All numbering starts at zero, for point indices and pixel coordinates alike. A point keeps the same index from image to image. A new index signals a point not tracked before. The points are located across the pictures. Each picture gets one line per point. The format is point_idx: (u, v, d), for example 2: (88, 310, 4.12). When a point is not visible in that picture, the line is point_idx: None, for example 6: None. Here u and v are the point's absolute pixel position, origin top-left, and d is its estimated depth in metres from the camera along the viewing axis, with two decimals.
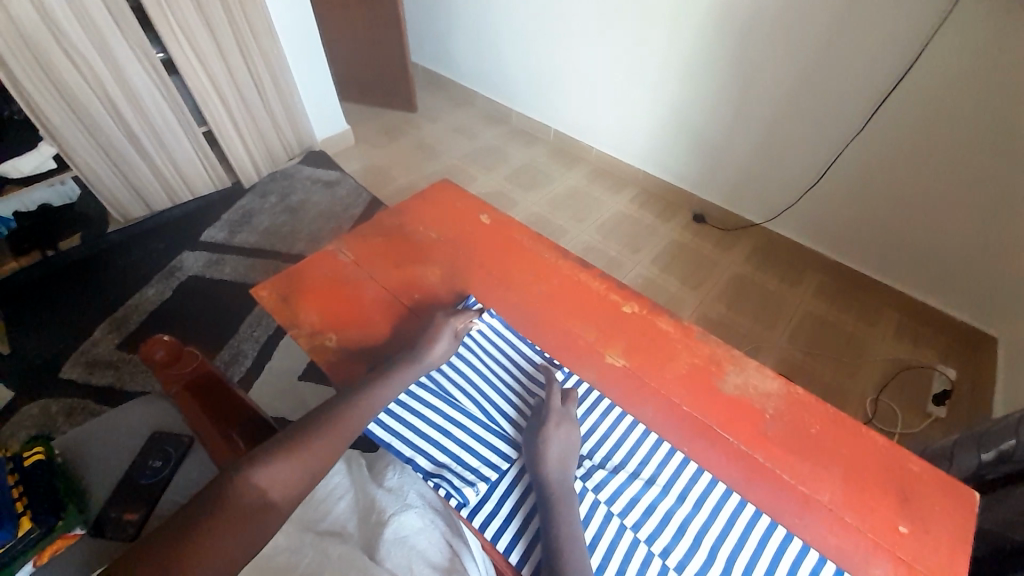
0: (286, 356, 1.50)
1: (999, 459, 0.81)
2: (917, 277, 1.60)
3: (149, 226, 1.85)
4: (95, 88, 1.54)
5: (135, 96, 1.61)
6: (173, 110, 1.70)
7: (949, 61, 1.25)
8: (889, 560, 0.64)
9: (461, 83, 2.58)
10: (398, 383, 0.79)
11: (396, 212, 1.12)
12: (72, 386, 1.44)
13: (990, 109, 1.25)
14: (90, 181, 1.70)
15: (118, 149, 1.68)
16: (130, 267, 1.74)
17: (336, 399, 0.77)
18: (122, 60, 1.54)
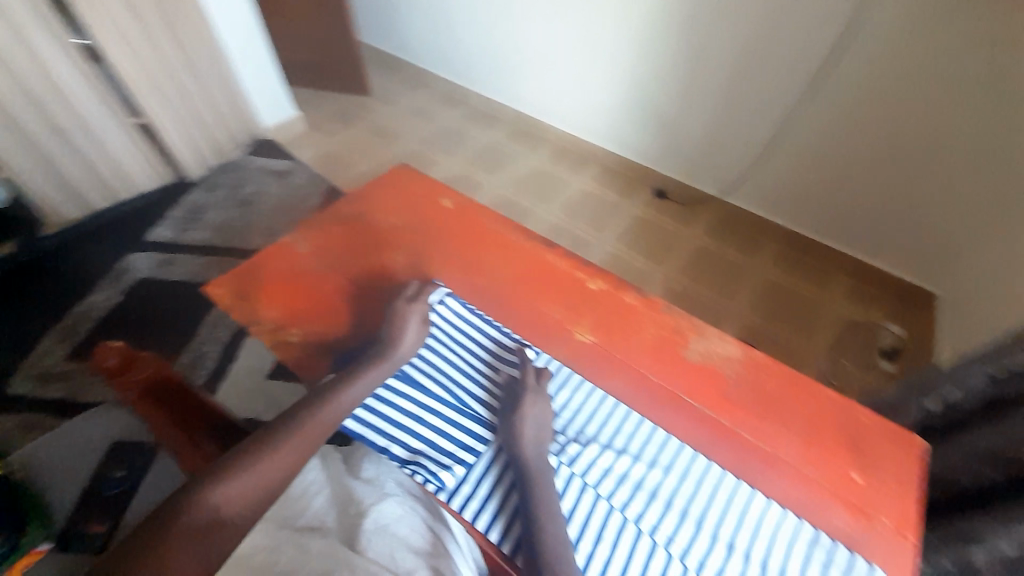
0: (251, 356, 1.45)
1: (944, 407, 0.93)
2: (862, 240, 1.69)
3: (88, 228, 1.73)
4: (11, 80, 1.42)
5: (58, 88, 1.49)
6: (103, 101, 1.58)
7: (886, 30, 1.31)
8: (844, 505, 0.68)
9: (416, 64, 2.50)
10: (370, 373, 0.79)
11: (354, 200, 1.09)
12: (20, 402, 1.35)
13: (924, 76, 1.33)
14: (18, 183, 1.58)
15: (45, 147, 1.56)
16: (71, 273, 1.62)
17: (309, 396, 0.77)
18: (38, 47, 1.41)
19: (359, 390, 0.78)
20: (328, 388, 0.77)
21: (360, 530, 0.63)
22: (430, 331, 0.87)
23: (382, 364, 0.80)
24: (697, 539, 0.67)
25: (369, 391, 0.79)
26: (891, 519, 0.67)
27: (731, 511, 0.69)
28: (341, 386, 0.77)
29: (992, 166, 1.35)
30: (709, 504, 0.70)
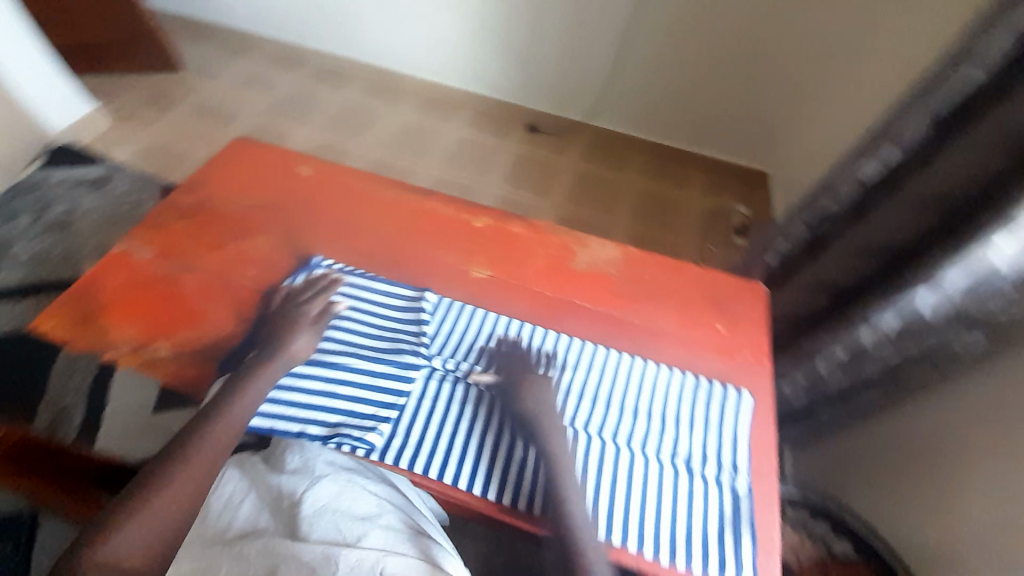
0: (124, 395, 1.25)
1: (782, 260, 1.12)
2: (708, 135, 1.90)
3: None
4: None
5: None
6: None
7: None
8: (717, 351, 0.80)
9: (232, 28, 2.18)
10: (269, 376, 0.71)
11: (192, 190, 0.96)
12: None
13: None
14: None
15: None
16: None
17: (198, 415, 0.67)
18: None
19: (263, 382, 0.71)
20: (227, 387, 0.70)
21: (296, 519, 0.61)
22: (341, 312, 0.80)
23: (286, 352, 0.74)
24: (617, 415, 0.72)
25: (275, 382, 0.72)
26: (751, 351, 0.81)
27: (638, 383, 0.75)
28: (244, 384, 0.70)
29: (787, 43, 1.63)
30: (627, 386, 0.75)
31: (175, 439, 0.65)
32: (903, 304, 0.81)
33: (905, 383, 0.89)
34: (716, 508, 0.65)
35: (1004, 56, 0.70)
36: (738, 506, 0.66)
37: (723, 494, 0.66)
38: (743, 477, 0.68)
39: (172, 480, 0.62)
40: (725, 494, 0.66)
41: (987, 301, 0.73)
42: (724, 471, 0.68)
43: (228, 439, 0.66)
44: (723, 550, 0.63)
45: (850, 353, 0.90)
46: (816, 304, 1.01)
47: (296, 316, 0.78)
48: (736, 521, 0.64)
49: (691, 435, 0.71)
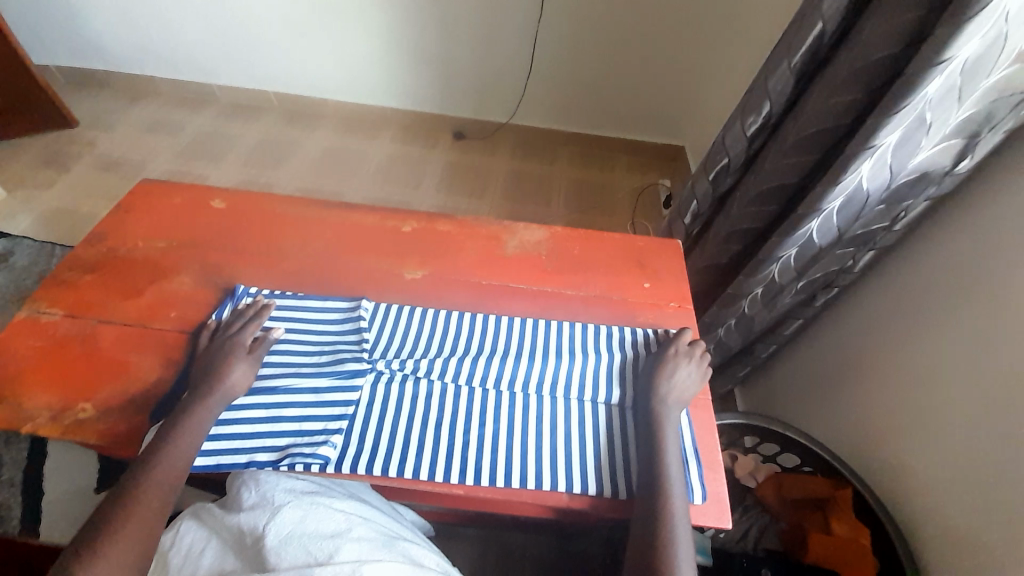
0: (59, 480, 1.15)
1: (695, 217, 1.21)
2: (624, 118, 1.99)
3: None
4: None
5: None
6: None
7: None
8: (647, 308, 0.86)
9: (126, 74, 2.06)
10: (207, 413, 0.68)
11: (99, 242, 0.91)
12: None
13: None
14: None
15: None
16: None
17: (132, 466, 0.63)
18: None
19: (203, 413, 0.68)
20: (165, 429, 0.66)
21: (261, 554, 0.56)
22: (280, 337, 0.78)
23: (223, 386, 0.70)
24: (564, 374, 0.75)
25: (216, 417, 0.69)
26: (677, 301, 0.87)
27: (579, 345, 0.79)
28: (181, 418, 0.67)
29: (681, 22, 1.72)
30: (569, 349, 0.79)
31: (112, 494, 0.61)
32: (798, 237, 0.90)
33: (814, 305, 1.02)
34: (654, 405, 0.70)
35: (843, 12, 0.81)
36: (673, 395, 0.71)
37: (660, 392, 0.71)
38: (675, 373, 0.74)
39: (108, 545, 0.56)
40: (660, 390, 0.72)
41: (862, 220, 0.85)
42: (658, 374, 0.74)
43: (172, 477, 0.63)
44: (670, 436, 0.67)
45: (764, 289, 1.00)
46: (731, 250, 1.09)
47: (223, 350, 0.74)
48: (669, 408, 0.70)
49: (624, 357, 0.78)
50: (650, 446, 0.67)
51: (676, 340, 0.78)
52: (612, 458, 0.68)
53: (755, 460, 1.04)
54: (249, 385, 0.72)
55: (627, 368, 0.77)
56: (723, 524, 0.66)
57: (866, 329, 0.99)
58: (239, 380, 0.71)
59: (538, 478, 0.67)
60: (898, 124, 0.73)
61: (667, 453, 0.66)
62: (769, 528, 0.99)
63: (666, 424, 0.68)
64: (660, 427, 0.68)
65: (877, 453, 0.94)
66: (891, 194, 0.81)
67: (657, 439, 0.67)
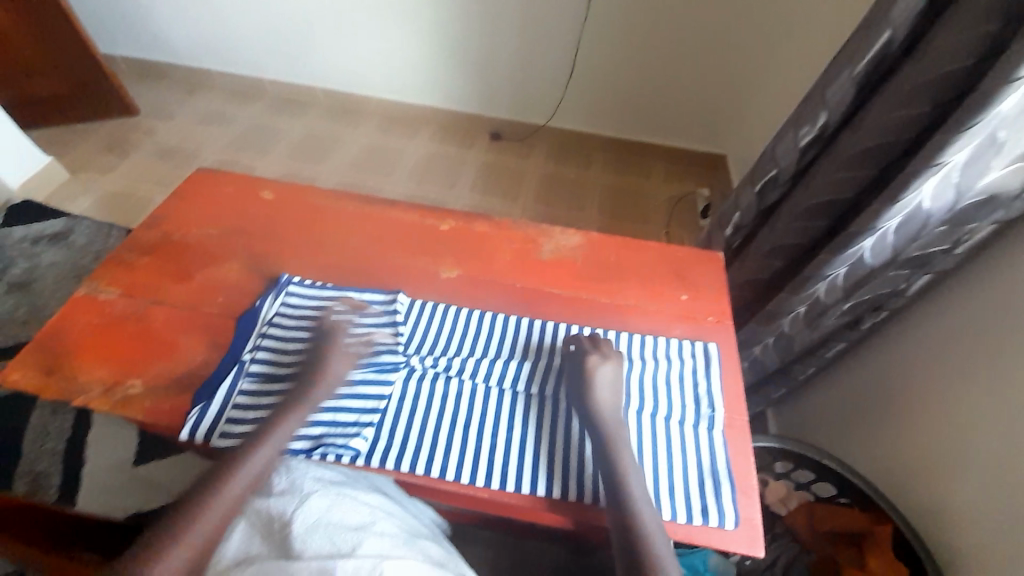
0: (106, 450, 1.23)
1: (736, 229, 1.18)
2: (665, 124, 1.95)
3: None
4: None
5: None
6: None
7: None
8: (683, 321, 0.84)
9: (185, 67, 2.17)
10: (298, 416, 0.69)
11: (155, 226, 0.96)
12: None
13: None
14: None
15: None
16: None
17: (225, 458, 0.66)
18: None
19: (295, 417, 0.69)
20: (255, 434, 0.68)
21: (286, 539, 0.56)
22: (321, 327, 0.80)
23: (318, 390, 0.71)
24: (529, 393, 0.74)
25: (307, 418, 0.70)
26: (715, 316, 0.85)
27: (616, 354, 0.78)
28: (270, 425, 0.68)
29: (729, 31, 1.68)
30: (601, 358, 0.78)
31: (202, 481, 0.63)
32: (849, 256, 0.86)
33: (860, 327, 0.97)
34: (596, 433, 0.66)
35: (913, 20, 0.77)
36: (609, 419, 0.68)
37: (595, 417, 0.68)
38: (602, 392, 0.70)
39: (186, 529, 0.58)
40: (598, 415, 0.68)
41: (919, 242, 0.81)
42: (587, 397, 0.70)
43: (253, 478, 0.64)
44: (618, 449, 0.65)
45: (808, 308, 0.96)
46: (775, 264, 1.05)
47: (322, 351, 0.75)
48: (612, 431, 0.67)
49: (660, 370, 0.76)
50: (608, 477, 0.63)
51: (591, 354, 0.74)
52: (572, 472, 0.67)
53: (786, 487, 0.99)
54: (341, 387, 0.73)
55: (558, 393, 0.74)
56: (755, 552, 0.63)
57: (916, 355, 0.93)
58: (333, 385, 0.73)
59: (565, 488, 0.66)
60: (968, 145, 0.68)
61: (627, 481, 0.62)
62: (799, 558, 0.95)
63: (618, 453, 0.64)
64: (615, 457, 0.64)
65: (920, 488, 0.89)
66: (954, 216, 0.77)
67: (615, 470, 0.63)
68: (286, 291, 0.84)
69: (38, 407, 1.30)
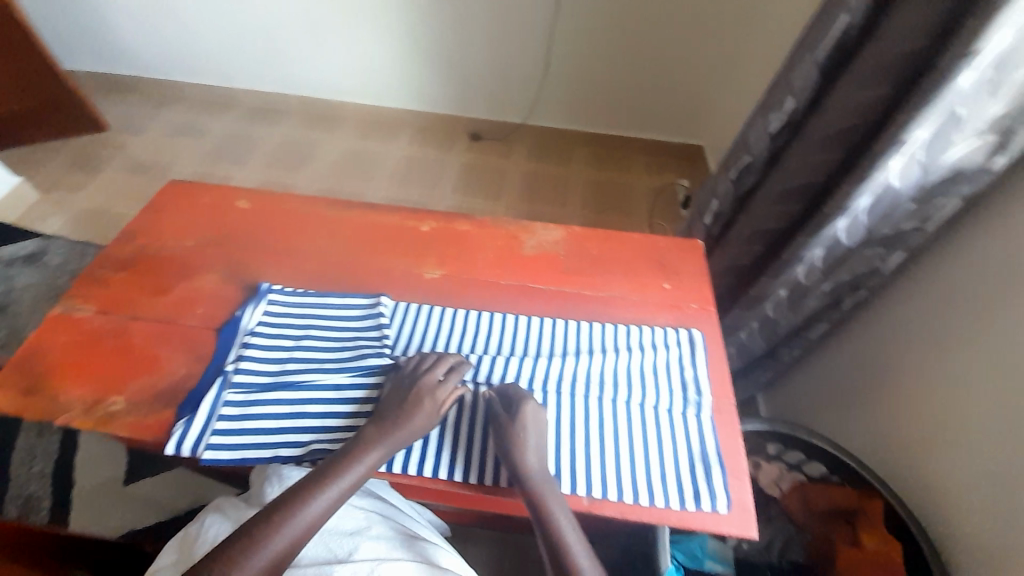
0: (91, 472, 1.20)
1: (716, 217, 1.19)
2: (642, 118, 1.97)
3: None
4: None
5: None
6: None
7: None
8: (667, 309, 0.85)
9: (155, 79, 2.13)
10: (377, 453, 0.64)
11: (129, 240, 0.94)
12: None
13: None
14: None
15: None
16: None
17: (302, 481, 0.62)
18: None
19: (382, 452, 0.64)
20: (329, 465, 0.63)
21: None
22: (304, 333, 0.79)
23: (409, 425, 0.66)
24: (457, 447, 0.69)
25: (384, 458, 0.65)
26: (698, 303, 0.86)
27: (601, 345, 0.79)
28: (356, 454, 0.64)
29: (699, 23, 1.71)
30: (588, 350, 0.78)
31: (276, 501, 0.60)
32: (826, 237, 0.87)
33: (841, 307, 0.99)
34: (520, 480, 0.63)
35: (868, 3, 0.80)
36: (529, 465, 0.63)
37: (515, 461, 0.64)
38: (524, 431, 0.65)
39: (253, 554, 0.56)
40: (521, 461, 0.63)
41: (891, 220, 0.83)
42: (506, 439, 0.65)
43: (328, 507, 0.61)
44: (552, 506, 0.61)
45: (789, 290, 0.98)
46: (756, 250, 1.07)
47: (416, 380, 0.69)
48: (536, 476, 0.63)
49: (645, 357, 0.77)
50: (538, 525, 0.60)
51: (511, 394, 0.69)
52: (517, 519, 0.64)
53: (780, 469, 0.99)
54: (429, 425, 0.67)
55: (486, 432, 0.70)
56: (748, 532, 0.64)
57: (896, 331, 0.96)
58: (422, 421, 0.67)
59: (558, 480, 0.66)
60: (931, 121, 0.70)
61: (559, 528, 0.59)
62: (794, 540, 0.95)
63: (545, 500, 0.61)
64: (541, 505, 0.61)
65: (908, 460, 0.91)
66: (921, 192, 0.79)
67: (544, 519, 0.60)
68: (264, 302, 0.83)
69: (26, 429, 1.29)
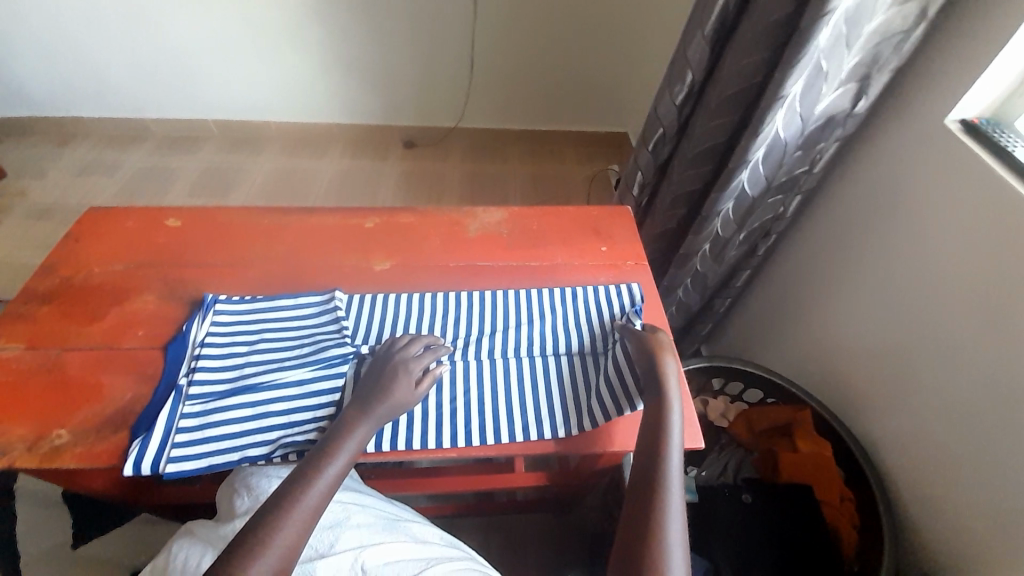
0: (31, 540, 1.10)
1: (642, 187, 1.29)
2: (567, 110, 2.07)
3: None
4: None
5: None
6: None
7: None
8: (607, 268, 0.92)
9: (50, 117, 1.98)
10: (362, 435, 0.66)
11: (50, 274, 0.88)
12: None
13: None
14: None
15: None
16: None
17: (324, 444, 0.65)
18: None
19: (366, 430, 0.66)
20: (324, 447, 0.65)
21: None
22: (259, 336, 0.79)
23: (390, 400, 0.68)
24: (437, 419, 0.72)
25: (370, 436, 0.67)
26: (633, 259, 0.94)
27: (549, 307, 0.84)
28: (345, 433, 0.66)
29: (606, 17, 1.83)
30: (538, 314, 0.83)
31: (300, 467, 0.63)
32: (733, 189, 0.98)
33: (757, 252, 1.11)
34: (658, 386, 0.68)
35: None
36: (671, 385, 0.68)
37: (662, 371, 0.69)
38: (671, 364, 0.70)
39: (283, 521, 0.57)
40: (665, 378, 0.68)
41: (784, 167, 0.94)
42: (659, 363, 0.70)
43: (316, 509, 0.60)
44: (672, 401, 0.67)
45: (711, 244, 1.08)
46: (681, 210, 1.17)
47: (394, 358, 0.72)
48: (672, 386, 0.68)
49: (592, 309, 0.84)
50: (654, 422, 0.65)
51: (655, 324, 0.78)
52: (564, 407, 0.73)
53: (724, 401, 1.10)
54: (411, 401, 0.69)
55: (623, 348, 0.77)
56: (697, 443, 0.72)
57: (806, 267, 1.08)
58: (405, 402, 0.69)
59: (546, 427, 0.71)
60: (803, 75, 0.81)
61: (671, 431, 0.64)
62: (745, 460, 1.05)
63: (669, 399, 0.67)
64: (664, 413, 0.66)
65: (831, 375, 1.04)
66: (805, 139, 0.91)
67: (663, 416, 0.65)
68: (209, 312, 0.81)
69: None
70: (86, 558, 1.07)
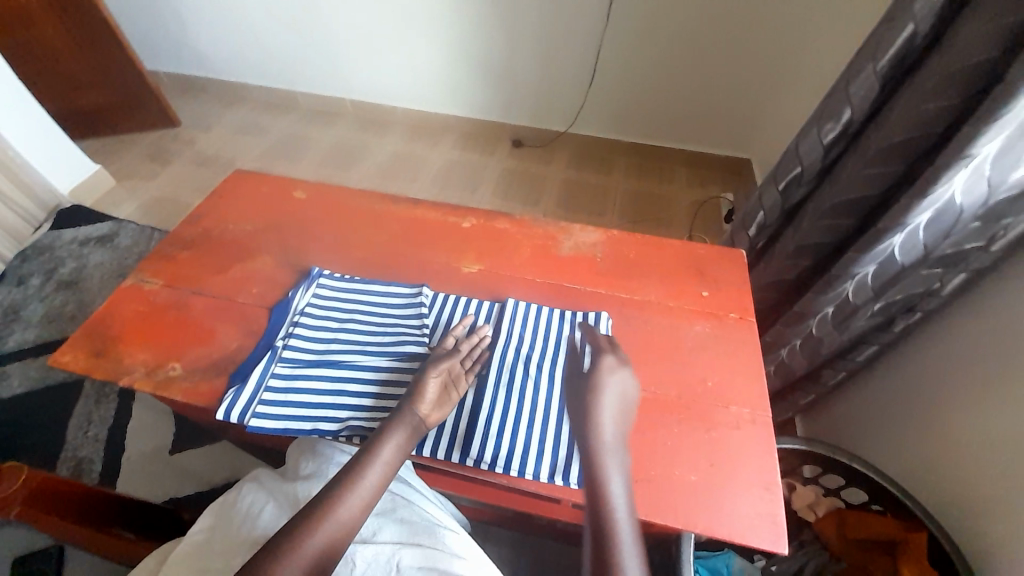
0: (140, 439, 1.29)
1: (760, 229, 1.18)
2: (688, 131, 1.95)
3: None
4: None
5: None
6: None
7: None
8: (705, 316, 0.84)
9: (224, 81, 2.29)
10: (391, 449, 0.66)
11: (195, 222, 1.01)
12: None
13: None
14: None
15: None
16: None
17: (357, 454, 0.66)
18: None
19: (403, 435, 0.66)
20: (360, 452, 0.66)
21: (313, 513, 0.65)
22: (349, 315, 0.84)
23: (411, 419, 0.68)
24: (493, 441, 0.70)
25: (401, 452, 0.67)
26: (738, 312, 0.84)
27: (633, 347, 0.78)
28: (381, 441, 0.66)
29: (753, 39, 1.66)
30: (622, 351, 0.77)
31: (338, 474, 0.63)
32: (878, 252, 0.85)
33: (892, 329, 0.93)
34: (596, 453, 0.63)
35: (939, 13, 0.76)
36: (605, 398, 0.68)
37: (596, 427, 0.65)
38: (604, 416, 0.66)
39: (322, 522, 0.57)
40: (601, 444, 0.64)
41: (952, 237, 0.77)
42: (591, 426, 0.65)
43: (362, 509, 0.60)
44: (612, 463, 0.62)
45: (836, 308, 0.95)
46: (804, 261, 1.03)
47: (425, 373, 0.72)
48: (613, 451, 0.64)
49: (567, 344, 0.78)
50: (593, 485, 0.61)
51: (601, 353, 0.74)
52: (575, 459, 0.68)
53: (814, 492, 0.97)
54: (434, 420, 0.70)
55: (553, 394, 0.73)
56: (778, 548, 0.62)
57: (951, 363, 0.90)
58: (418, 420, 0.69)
59: None
60: (999, 135, 0.66)
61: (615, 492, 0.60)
62: (828, 567, 0.92)
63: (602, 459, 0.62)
64: (603, 475, 0.61)
65: (958, 500, 0.85)
66: (987, 211, 0.73)
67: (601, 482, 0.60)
68: (313, 283, 0.88)
69: (85, 396, 1.37)
70: (176, 468, 1.23)
